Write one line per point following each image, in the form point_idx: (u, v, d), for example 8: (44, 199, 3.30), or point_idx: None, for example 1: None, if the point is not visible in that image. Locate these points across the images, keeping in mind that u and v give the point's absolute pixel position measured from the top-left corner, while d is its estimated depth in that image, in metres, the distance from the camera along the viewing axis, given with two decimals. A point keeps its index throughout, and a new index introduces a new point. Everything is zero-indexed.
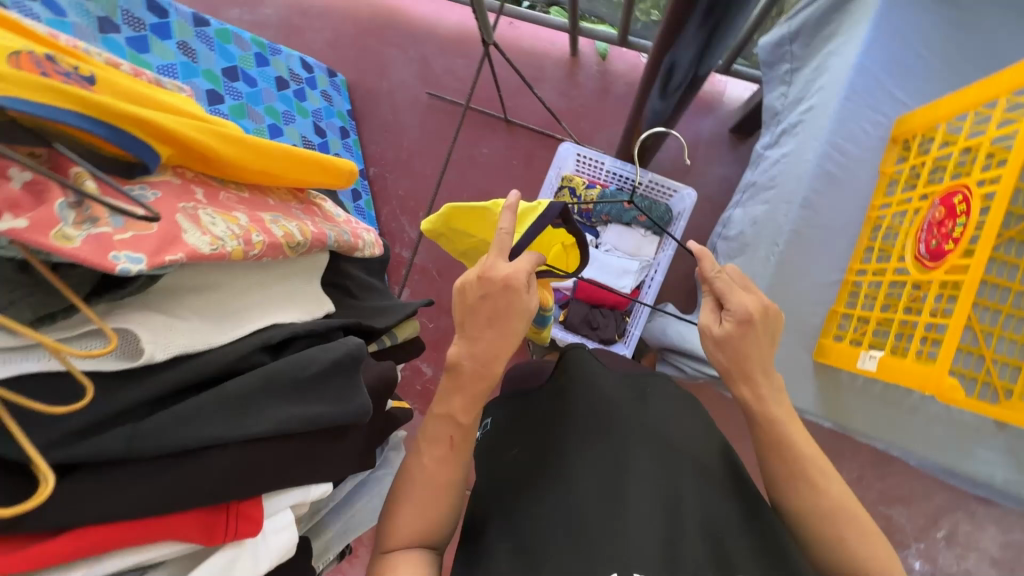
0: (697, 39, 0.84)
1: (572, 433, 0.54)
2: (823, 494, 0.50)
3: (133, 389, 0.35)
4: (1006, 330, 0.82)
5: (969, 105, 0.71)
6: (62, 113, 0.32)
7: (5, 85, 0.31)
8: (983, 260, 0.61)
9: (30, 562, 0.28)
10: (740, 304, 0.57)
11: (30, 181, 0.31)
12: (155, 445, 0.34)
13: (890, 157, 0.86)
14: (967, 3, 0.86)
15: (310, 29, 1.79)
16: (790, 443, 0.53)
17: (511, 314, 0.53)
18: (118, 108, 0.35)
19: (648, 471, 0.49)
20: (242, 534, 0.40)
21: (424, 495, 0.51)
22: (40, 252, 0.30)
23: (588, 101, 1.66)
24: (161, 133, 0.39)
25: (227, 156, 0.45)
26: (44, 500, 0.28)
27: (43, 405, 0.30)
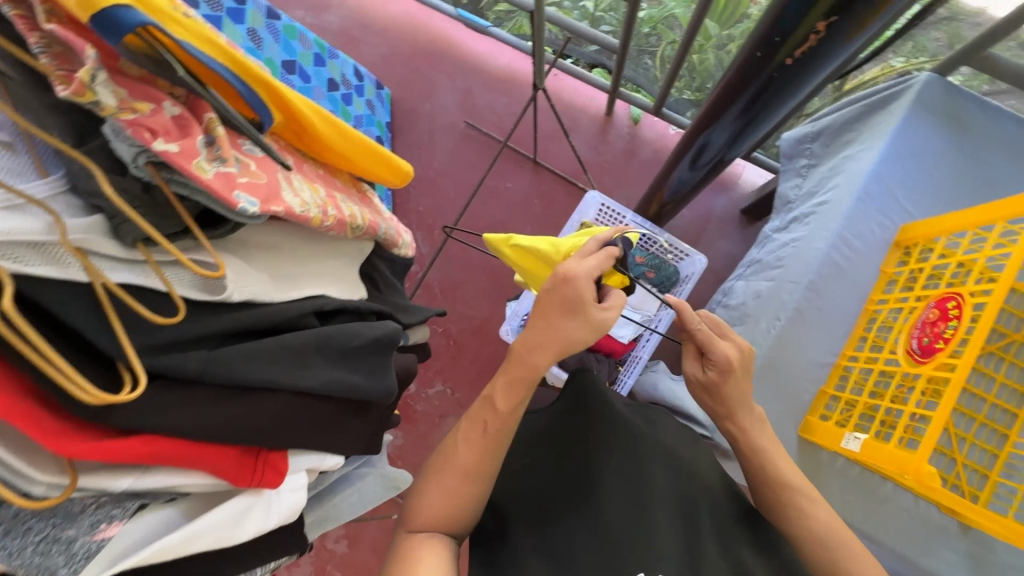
0: (735, 122, 0.92)
1: (593, 443, 0.60)
2: (810, 526, 0.58)
3: (212, 320, 0.37)
4: (979, 438, 0.87)
5: (967, 224, 0.79)
6: (218, 63, 0.36)
7: (179, 29, 0.34)
8: (969, 362, 0.67)
9: (105, 454, 0.30)
10: (721, 354, 0.65)
11: (177, 116, 0.34)
12: (227, 374, 0.36)
13: (891, 259, 0.93)
14: (973, 137, 0.96)
15: (366, 43, 1.89)
16: (777, 474, 0.61)
17: (573, 316, 0.57)
18: (255, 69, 0.39)
19: (664, 486, 0.56)
20: (268, 482, 0.41)
21: (447, 482, 0.55)
22: (173, 177, 0.34)
23: (614, 159, 1.76)
24: (278, 99, 0.43)
25: (321, 133, 0.49)
26: (135, 396, 0.30)
27: (146, 312, 0.32)
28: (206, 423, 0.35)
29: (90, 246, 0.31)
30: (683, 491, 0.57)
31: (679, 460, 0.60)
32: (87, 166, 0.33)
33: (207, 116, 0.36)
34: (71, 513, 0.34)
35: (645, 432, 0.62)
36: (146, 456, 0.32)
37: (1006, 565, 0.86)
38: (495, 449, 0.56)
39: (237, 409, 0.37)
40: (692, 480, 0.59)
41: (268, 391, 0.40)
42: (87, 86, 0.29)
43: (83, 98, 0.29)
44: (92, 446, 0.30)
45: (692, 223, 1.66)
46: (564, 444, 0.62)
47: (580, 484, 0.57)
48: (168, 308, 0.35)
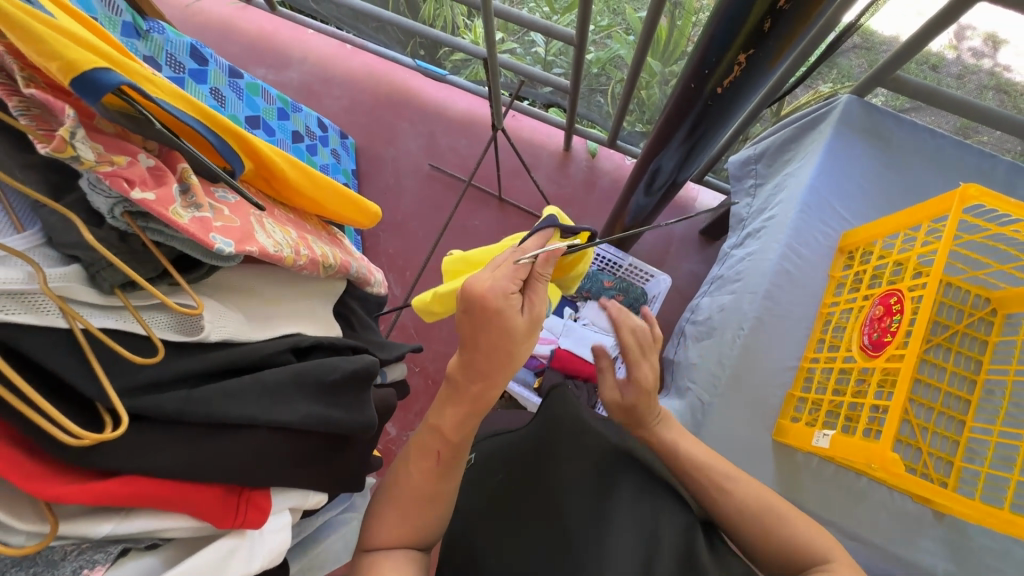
0: (680, 149, 0.99)
1: (561, 459, 0.65)
2: (738, 501, 0.60)
3: (190, 361, 0.38)
4: (939, 426, 0.91)
5: (899, 226, 0.86)
6: (193, 119, 0.38)
7: (156, 90, 0.37)
8: (915, 351, 0.72)
9: (85, 496, 0.31)
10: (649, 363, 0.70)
11: (153, 167, 0.36)
12: (204, 412, 0.37)
13: (838, 264, 1.00)
14: (895, 148, 1.05)
15: (329, 95, 1.95)
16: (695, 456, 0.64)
17: (487, 325, 0.51)
18: (229, 123, 0.42)
19: (627, 494, 0.59)
20: (251, 522, 0.41)
21: (409, 506, 0.56)
22: (148, 224, 0.36)
23: (576, 191, 1.84)
24: (250, 149, 0.45)
25: (289, 178, 0.52)
26: (117, 435, 0.31)
27: (125, 353, 0.34)
28: (188, 460, 0.36)
29: (69, 294, 0.33)
30: (649, 507, 0.59)
31: (648, 474, 0.63)
32: (64, 220, 0.34)
33: (181, 166, 0.39)
34: (53, 560, 0.34)
35: (618, 450, 0.66)
36: (123, 497, 0.33)
37: (981, 548, 0.89)
38: (450, 472, 0.57)
39: (216, 446, 0.38)
40: (662, 492, 0.61)
41: (247, 428, 0.40)
42: (68, 143, 0.31)
43: (64, 154, 0.31)
44: (71, 488, 0.31)
45: (655, 247, 1.73)
46: (536, 466, 0.67)
47: (545, 499, 0.62)
48: (146, 350, 0.37)
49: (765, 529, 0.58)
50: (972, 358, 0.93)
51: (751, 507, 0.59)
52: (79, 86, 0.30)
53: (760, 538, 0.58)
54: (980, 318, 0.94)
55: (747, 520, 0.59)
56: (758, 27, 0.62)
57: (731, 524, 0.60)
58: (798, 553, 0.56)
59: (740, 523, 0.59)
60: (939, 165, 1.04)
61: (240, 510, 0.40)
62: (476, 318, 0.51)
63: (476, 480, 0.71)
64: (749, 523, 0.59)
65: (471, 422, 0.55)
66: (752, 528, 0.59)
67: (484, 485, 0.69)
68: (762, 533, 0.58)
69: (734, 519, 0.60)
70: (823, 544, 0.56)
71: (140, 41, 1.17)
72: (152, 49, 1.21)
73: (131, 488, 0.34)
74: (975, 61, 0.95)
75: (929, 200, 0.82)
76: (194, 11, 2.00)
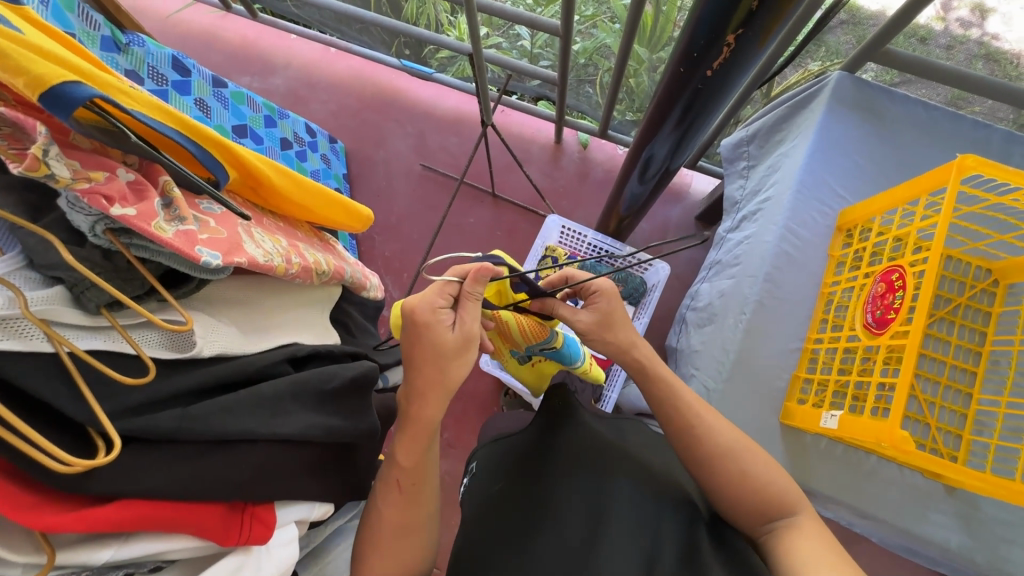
0: (672, 136, 0.97)
1: (559, 467, 0.67)
2: (717, 442, 0.63)
3: (181, 379, 0.37)
4: (946, 401, 0.91)
5: (897, 202, 0.85)
6: (169, 128, 0.37)
7: (129, 100, 0.35)
8: (920, 328, 0.71)
9: (83, 525, 0.31)
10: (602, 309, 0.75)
11: (133, 181, 0.35)
12: (199, 430, 0.36)
13: (836, 243, 0.99)
14: (888, 123, 1.04)
15: (315, 100, 1.94)
16: (691, 416, 0.65)
17: (427, 349, 0.54)
18: (208, 131, 0.40)
19: (626, 498, 0.61)
20: (255, 538, 0.40)
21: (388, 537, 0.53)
22: (131, 240, 0.35)
23: (569, 183, 1.82)
24: (231, 157, 0.44)
25: (275, 186, 0.51)
26: (111, 460, 0.30)
27: (115, 374, 0.33)
28: (188, 480, 0.35)
29: (52, 316, 0.32)
30: (648, 508, 0.61)
31: (646, 474, 0.65)
32: (44, 240, 0.33)
33: (163, 178, 0.37)
34: None
35: (616, 453, 0.68)
36: (120, 523, 0.32)
37: (994, 519, 0.89)
38: (416, 498, 0.54)
39: (217, 463, 0.37)
40: (662, 492, 0.63)
41: (245, 443, 0.39)
42: (41, 161, 0.30)
43: (36, 172, 0.30)
44: (66, 516, 0.30)
45: (651, 235, 1.72)
46: (533, 473, 0.69)
47: (544, 503, 0.64)
48: (138, 370, 0.36)
49: (742, 474, 0.61)
50: (976, 330, 0.93)
51: (730, 449, 0.62)
52: (49, 102, 0.29)
53: (736, 484, 0.60)
54: (982, 290, 0.93)
55: (723, 459, 0.62)
56: (746, 6, 0.61)
57: (705, 466, 0.62)
58: (772, 504, 0.59)
59: (715, 468, 0.62)
60: (934, 137, 1.03)
61: (244, 526, 0.39)
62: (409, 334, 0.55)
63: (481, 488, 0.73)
64: (728, 468, 0.61)
65: (420, 445, 0.54)
66: (728, 469, 0.61)
67: (485, 494, 0.71)
68: (738, 480, 0.60)
69: (713, 461, 0.62)
70: (794, 501, 0.60)
71: (120, 55, 1.16)
72: (133, 63, 1.20)
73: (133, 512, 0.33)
74: (963, 31, 0.95)
75: (926, 174, 0.81)
76: (175, 22, 1.97)
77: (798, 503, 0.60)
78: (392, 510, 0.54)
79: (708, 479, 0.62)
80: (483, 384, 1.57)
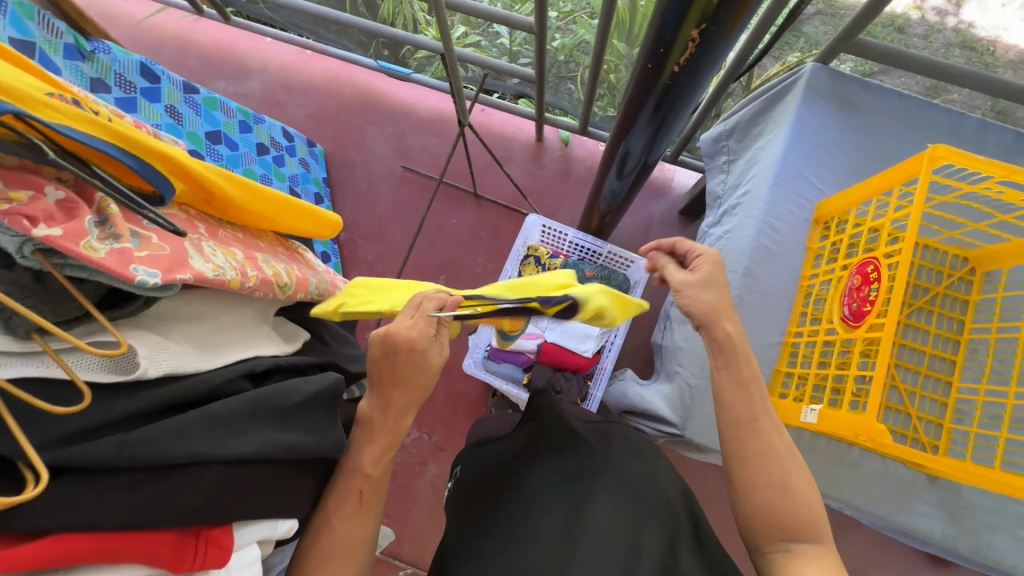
0: (647, 132, 0.97)
1: (541, 471, 0.67)
2: (770, 445, 0.63)
3: (124, 402, 0.36)
4: (926, 390, 0.91)
5: (872, 193, 0.85)
6: (101, 141, 0.35)
7: (55, 114, 0.34)
8: (894, 320, 0.71)
9: (8, 565, 0.30)
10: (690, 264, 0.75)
11: (63, 199, 0.34)
12: (139, 456, 0.35)
13: (814, 236, 0.99)
14: (863, 114, 1.04)
15: (293, 103, 1.91)
16: (743, 416, 0.65)
17: (414, 370, 0.57)
18: (146, 142, 0.39)
19: (607, 502, 0.61)
20: (210, 563, 0.38)
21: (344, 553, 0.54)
22: (60, 260, 0.33)
23: (551, 181, 1.82)
24: (177, 168, 0.42)
25: (230, 196, 0.49)
26: (36, 495, 0.29)
27: (45, 404, 0.31)
28: (129, 510, 0.34)
29: None
30: (627, 511, 0.60)
31: (625, 476, 0.65)
32: None
33: (98, 194, 0.36)
34: None
35: (597, 454, 0.67)
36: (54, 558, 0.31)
37: (975, 507, 0.89)
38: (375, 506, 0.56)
39: (165, 489, 0.36)
40: (642, 497, 0.63)
41: (194, 466, 0.38)
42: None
43: None
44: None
45: (635, 231, 1.72)
46: (512, 478, 0.69)
47: (522, 509, 0.64)
48: (75, 396, 0.34)
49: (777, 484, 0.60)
50: (955, 319, 0.93)
51: (778, 455, 0.62)
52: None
53: (769, 491, 0.60)
54: (960, 278, 0.94)
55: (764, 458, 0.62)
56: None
57: (743, 463, 0.63)
58: (790, 520, 0.58)
59: (753, 467, 0.62)
60: (910, 126, 1.03)
61: (197, 552, 0.37)
62: (397, 359, 0.56)
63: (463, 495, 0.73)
64: (767, 474, 0.61)
65: (389, 455, 0.57)
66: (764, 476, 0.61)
67: (463, 507, 0.71)
68: (765, 484, 0.61)
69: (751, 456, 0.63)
70: (818, 529, 0.57)
71: (85, 63, 1.13)
72: (99, 71, 1.17)
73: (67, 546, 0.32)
74: (939, 19, 0.97)
75: (899, 165, 0.80)
76: (147, 27, 1.94)
77: (821, 533, 0.58)
78: (351, 526, 0.54)
79: (742, 478, 0.62)
80: (470, 386, 1.56)
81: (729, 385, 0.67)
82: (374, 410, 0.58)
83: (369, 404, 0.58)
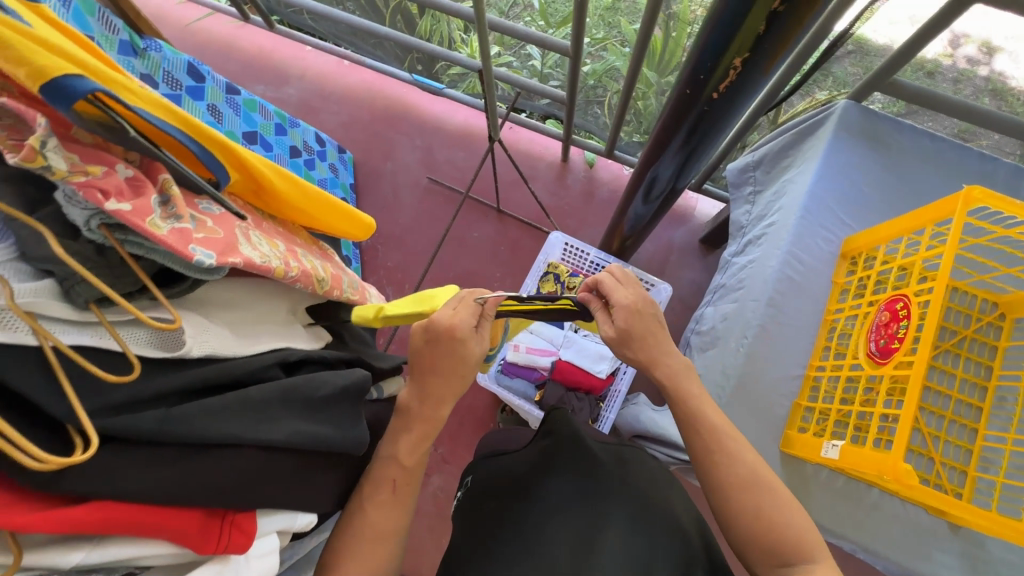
0: (677, 158, 0.98)
1: (553, 485, 0.67)
2: (738, 473, 0.59)
3: (170, 378, 0.37)
4: (951, 435, 0.89)
5: (904, 230, 0.84)
6: (172, 127, 0.37)
7: (133, 99, 0.36)
8: (924, 359, 0.69)
9: (50, 523, 0.30)
10: (619, 298, 0.67)
11: (131, 178, 0.35)
12: (181, 432, 0.35)
13: (840, 270, 0.99)
14: (895, 153, 1.04)
15: (326, 111, 1.96)
16: (709, 425, 0.63)
17: (453, 358, 0.60)
18: (212, 132, 0.41)
19: (621, 525, 0.60)
20: (234, 547, 0.38)
21: (368, 544, 0.55)
22: (124, 234, 0.34)
23: (574, 201, 1.83)
24: (236, 159, 0.44)
25: (277, 190, 0.51)
26: (88, 458, 0.29)
27: (101, 370, 0.32)
28: (164, 483, 0.34)
29: (38, 310, 0.32)
30: (641, 536, 0.60)
31: (638, 501, 0.64)
32: (36, 233, 0.33)
33: (162, 175, 0.37)
34: None
35: (612, 476, 0.67)
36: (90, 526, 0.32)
37: (1000, 561, 0.86)
38: (406, 501, 0.58)
39: (200, 467, 0.36)
40: (654, 519, 0.62)
41: (229, 448, 0.38)
42: (38, 152, 0.30)
43: (33, 163, 0.30)
44: (33, 515, 0.30)
45: (655, 257, 1.72)
46: (523, 490, 0.68)
47: (533, 524, 0.63)
48: (124, 367, 0.35)
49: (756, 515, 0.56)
50: (983, 365, 0.91)
51: (752, 481, 0.58)
52: (53, 93, 0.29)
53: (753, 521, 0.56)
54: (989, 323, 0.92)
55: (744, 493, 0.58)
56: (754, 30, 0.61)
57: (721, 499, 0.59)
58: (782, 545, 0.54)
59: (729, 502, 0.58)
60: (942, 168, 1.03)
61: (222, 534, 0.38)
62: (440, 346, 0.60)
63: (471, 506, 0.73)
64: (746, 505, 0.57)
65: (423, 444, 0.60)
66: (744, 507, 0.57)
67: (471, 519, 0.70)
68: (742, 515, 0.57)
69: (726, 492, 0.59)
70: (809, 547, 0.54)
71: (137, 59, 1.18)
72: (149, 67, 1.22)
73: (104, 513, 0.32)
74: (969, 67, 0.96)
75: (932, 204, 0.80)
76: (194, 30, 2.02)
77: (815, 551, 0.54)
78: (382, 515, 0.56)
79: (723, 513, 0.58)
80: (480, 400, 1.55)
81: (692, 416, 0.64)
82: (412, 400, 0.61)
83: (409, 394, 0.62)
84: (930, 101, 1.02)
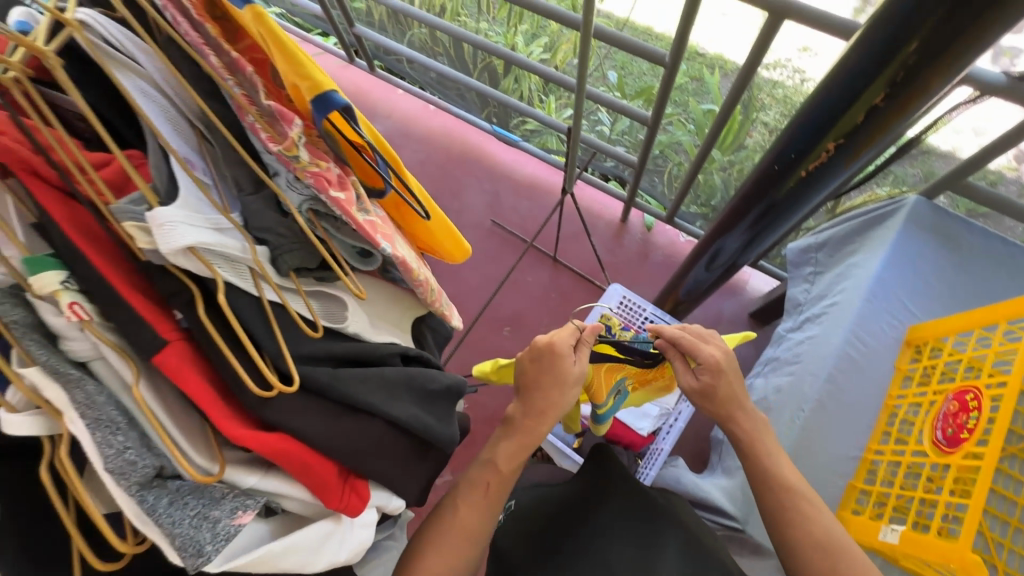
0: (746, 232, 1.03)
1: (610, 517, 0.68)
2: (812, 533, 0.63)
3: (332, 344, 0.43)
4: (1015, 544, 0.86)
5: (974, 324, 0.85)
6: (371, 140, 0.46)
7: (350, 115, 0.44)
8: (996, 452, 0.69)
9: (255, 442, 0.35)
10: (707, 357, 0.70)
11: (339, 175, 0.43)
12: (337, 390, 0.40)
13: (904, 357, 0.99)
14: (964, 251, 1.06)
15: (407, 149, 2.13)
16: (787, 480, 0.67)
17: (557, 374, 0.63)
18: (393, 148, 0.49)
19: (680, 564, 0.61)
20: (350, 508, 0.42)
21: (451, 542, 0.58)
22: (328, 216, 0.42)
23: (628, 261, 1.89)
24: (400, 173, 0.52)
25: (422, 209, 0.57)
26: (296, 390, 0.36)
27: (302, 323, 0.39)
28: (324, 431, 0.39)
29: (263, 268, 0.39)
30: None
31: (694, 544, 0.65)
32: (262, 206, 0.41)
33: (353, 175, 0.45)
34: (215, 497, 0.33)
35: (667, 517, 0.68)
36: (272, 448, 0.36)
37: None
38: (494, 508, 0.61)
39: (347, 425, 0.41)
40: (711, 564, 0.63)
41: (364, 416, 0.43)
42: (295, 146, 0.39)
43: (288, 152, 0.39)
44: (243, 431, 0.35)
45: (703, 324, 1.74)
46: (578, 518, 0.70)
47: (591, 553, 0.64)
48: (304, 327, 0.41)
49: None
50: None
51: (826, 544, 0.62)
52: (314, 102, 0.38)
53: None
54: None
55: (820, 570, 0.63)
56: (852, 121, 0.68)
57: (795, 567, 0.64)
58: None
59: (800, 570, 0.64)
60: (1011, 272, 1.05)
61: (346, 494, 0.42)
62: (543, 361, 0.64)
63: (518, 528, 0.73)
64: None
65: (521, 454, 0.62)
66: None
67: (519, 541, 0.71)
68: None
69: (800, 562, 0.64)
70: None
71: None
72: None
73: (283, 446, 0.37)
74: None
75: (1006, 301, 0.82)
76: None
77: None
78: (467, 515, 0.60)
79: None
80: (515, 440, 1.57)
81: (767, 469, 0.68)
82: (516, 412, 0.64)
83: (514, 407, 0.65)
84: (998, 205, 1.06)
